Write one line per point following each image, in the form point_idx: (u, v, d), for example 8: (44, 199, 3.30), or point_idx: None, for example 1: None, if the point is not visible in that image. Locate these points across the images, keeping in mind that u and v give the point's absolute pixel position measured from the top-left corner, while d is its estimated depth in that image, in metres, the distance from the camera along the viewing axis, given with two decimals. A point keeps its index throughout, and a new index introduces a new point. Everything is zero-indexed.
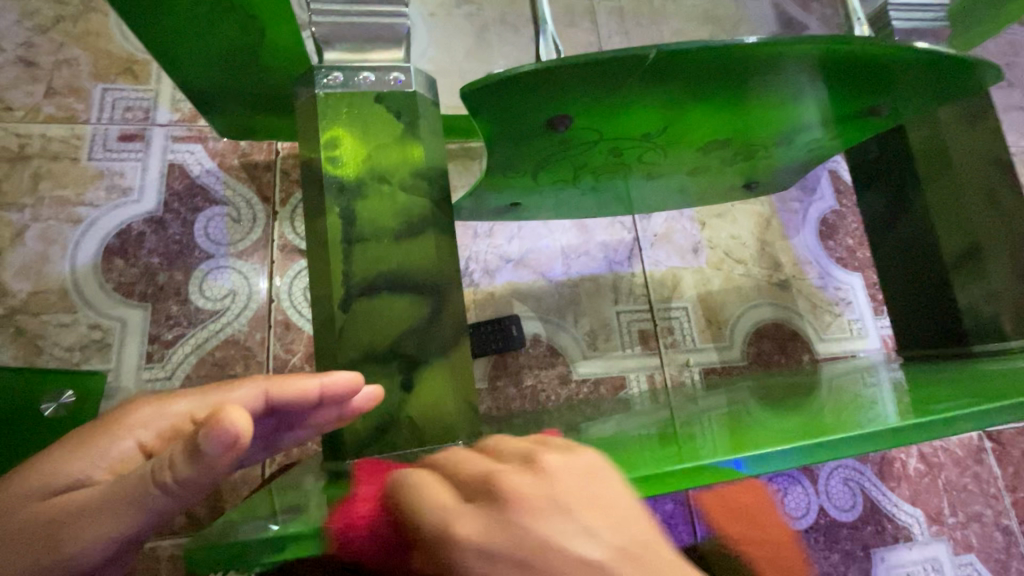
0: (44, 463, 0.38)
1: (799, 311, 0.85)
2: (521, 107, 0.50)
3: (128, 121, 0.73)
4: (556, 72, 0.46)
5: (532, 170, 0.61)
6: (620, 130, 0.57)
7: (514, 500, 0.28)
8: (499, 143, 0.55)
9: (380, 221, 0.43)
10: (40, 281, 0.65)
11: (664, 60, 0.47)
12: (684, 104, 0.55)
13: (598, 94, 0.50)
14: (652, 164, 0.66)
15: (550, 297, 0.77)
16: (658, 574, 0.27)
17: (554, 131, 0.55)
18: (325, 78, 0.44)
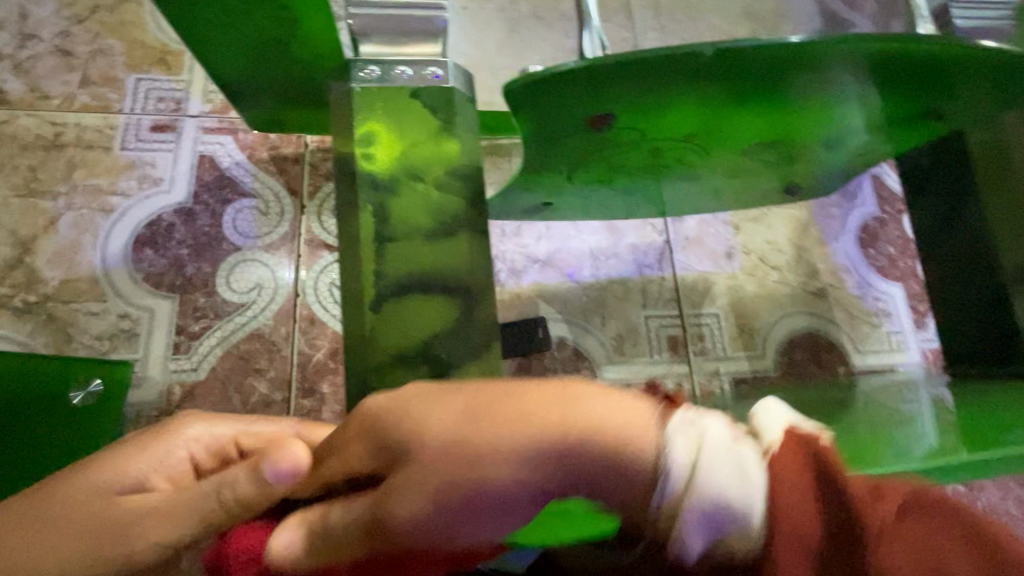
0: (106, 462, 0.42)
1: (835, 321, 0.82)
2: (565, 104, 0.50)
3: (160, 112, 0.73)
4: (601, 68, 0.47)
5: (568, 168, 0.60)
6: (663, 132, 0.56)
7: (422, 400, 0.35)
8: (539, 141, 0.55)
9: (413, 220, 0.42)
10: (71, 270, 0.65)
11: (711, 61, 0.47)
12: (731, 107, 0.54)
13: (644, 93, 0.50)
14: (692, 167, 0.65)
15: (578, 299, 0.76)
16: (479, 433, 0.32)
17: (598, 131, 0.54)
18: (362, 72, 0.44)
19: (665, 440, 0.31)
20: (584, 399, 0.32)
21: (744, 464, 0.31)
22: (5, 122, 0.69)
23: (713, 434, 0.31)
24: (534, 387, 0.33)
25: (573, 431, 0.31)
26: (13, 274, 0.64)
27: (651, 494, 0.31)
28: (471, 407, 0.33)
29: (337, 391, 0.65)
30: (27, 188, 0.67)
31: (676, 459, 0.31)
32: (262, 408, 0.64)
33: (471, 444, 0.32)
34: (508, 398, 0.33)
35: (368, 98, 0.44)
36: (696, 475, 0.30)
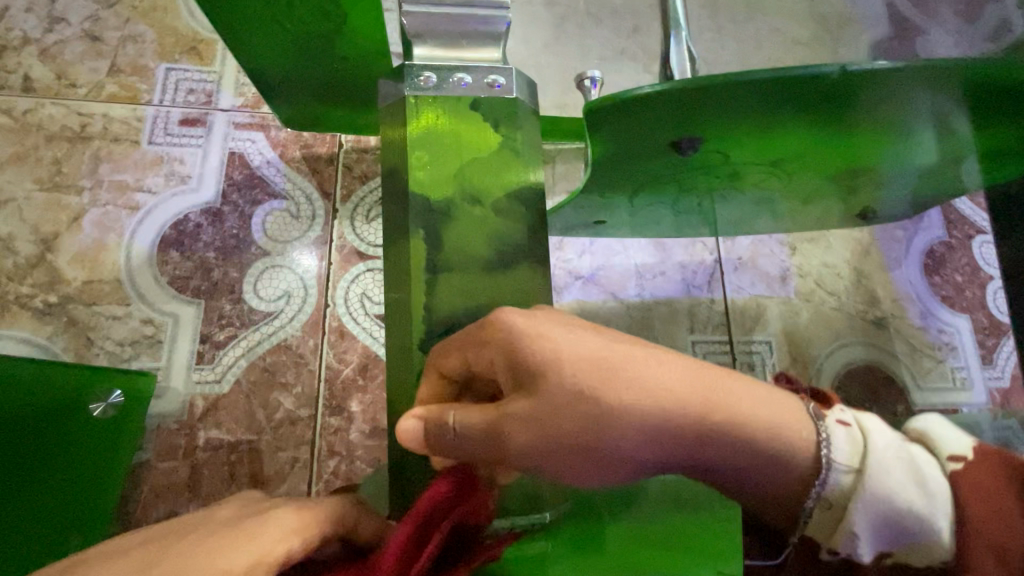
0: (191, 567, 0.31)
1: (895, 353, 0.76)
2: (646, 128, 0.48)
3: (190, 104, 0.69)
4: (686, 93, 0.44)
5: (631, 191, 0.57)
6: (743, 157, 0.53)
7: (566, 329, 0.37)
8: (612, 165, 0.52)
9: (470, 249, 0.42)
10: (94, 270, 0.62)
11: (813, 85, 0.44)
12: (818, 133, 0.50)
13: (736, 117, 0.47)
14: (762, 192, 0.61)
15: (621, 321, 0.71)
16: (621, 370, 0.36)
17: (681, 155, 0.52)
18: (418, 79, 0.43)
19: (824, 432, 0.38)
20: (731, 394, 0.37)
21: (916, 463, 0.37)
22: (30, 111, 0.66)
23: (876, 442, 0.37)
24: (682, 358, 0.38)
25: (730, 409, 0.36)
26: (34, 274, 0.61)
27: (812, 480, 0.37)
28: (626, 352, 0.37)
29: (366, 411, 0.61)
30: (51, 181, 0.64)
31: (840, 454, 0.37)
32: (287, 426, 0.60)
33: (616, 385, 0.35)
34: (661, 363, 0.37)
35: (423, 107, 0.43)
36: (862, 472, 0.36)
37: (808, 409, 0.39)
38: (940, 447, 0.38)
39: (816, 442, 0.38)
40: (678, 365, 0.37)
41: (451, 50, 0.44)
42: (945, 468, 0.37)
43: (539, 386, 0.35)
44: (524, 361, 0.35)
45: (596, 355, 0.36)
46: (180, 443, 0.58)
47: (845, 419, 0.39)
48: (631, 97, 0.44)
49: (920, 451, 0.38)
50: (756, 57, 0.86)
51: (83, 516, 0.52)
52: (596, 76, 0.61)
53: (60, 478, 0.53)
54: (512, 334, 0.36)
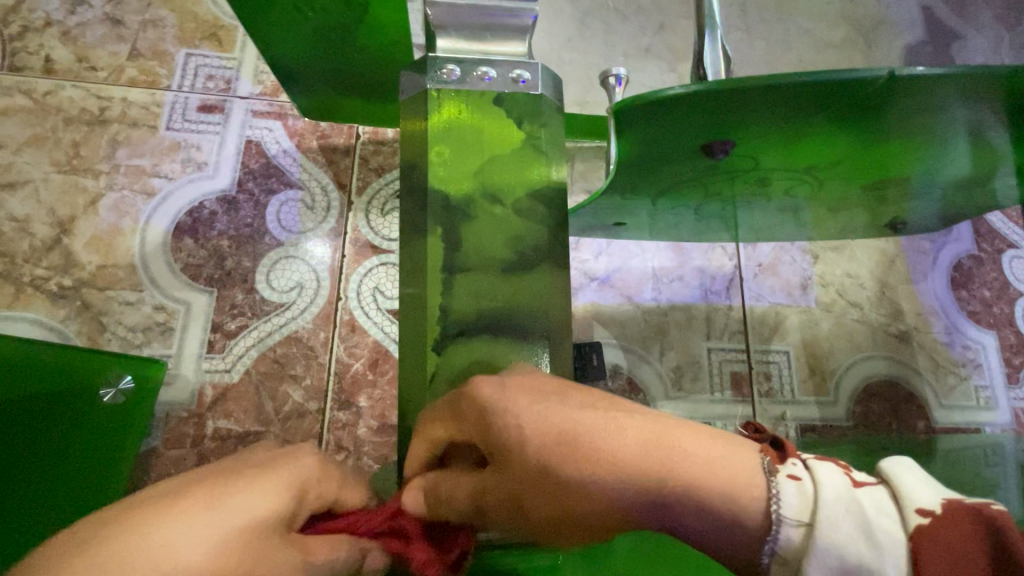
0: (221, 488, 0.33)
1: (918, 369, 0.74)
2: (676, 129, 0.46)
3: (209, 91, 0.69)
4: (718, 96, 0.42)
5: (656, 193, 0.55)
6: (774, 163, 0.52)
7: (532, 400, 0.34)
8: (637, 167, 0.51)
9: (488, 249, 0.41)
10: (108, 255, 0.62)
11: (857, 90, 0.42)
12: (855, 140, 0.49)
13: (773, 121, 0.46)
14: (789, 199, 0.60)
15: (636, 325, 0.70)
16: (580, 453, 0.33)
17: (711, 159, 0.50)
18: (441, 72, 0.42)
19: (773, 486, 0.32)
20: (690, 447, 0.33)
21: (871, 515, 0.30)
22: (50, 93, 0.66)
23: (827, 492, 0.31)
24: (642, 416, 0.35)
25: (676, 470, 0.32)
26: (50, 256, 0.61)
27: (762, 541, 0.32)
28: (586, 423, 0.34)
29: (374, 406, 0.61)
30: (69, 164, 0.64)
31: (789, 511, 0.31)
32: (296, 418, 0.60)
33: (576, 454, 0.33)
34: (620, 430, 0.33)
35: (445, 102, 0.42)
36: (813, 527, 0.30)
37: (763, 461, 0.33)
38: (906, 498, 0.31)
39: (765, 502, 0.32)
40: (632, 427, 0.34)
41: (476, 43, 0.43)
42: (907, 523, 0.30)
43: (501, 456, 0.34)
44: (493, 439, 0.34)
45: (557, 424, 0.34)
46: (189, 432, 0.58)
47: (796, 467, 0.33)
48: (663, 98, 0.43)
49: (880, 497, 0.32)
50: (784, 59, 0.84)
51: (89, 502, 0.52)
52: (622, 74, 0.60)
53: (69, 462, 0.53)
54: (488, 408, 0.34)
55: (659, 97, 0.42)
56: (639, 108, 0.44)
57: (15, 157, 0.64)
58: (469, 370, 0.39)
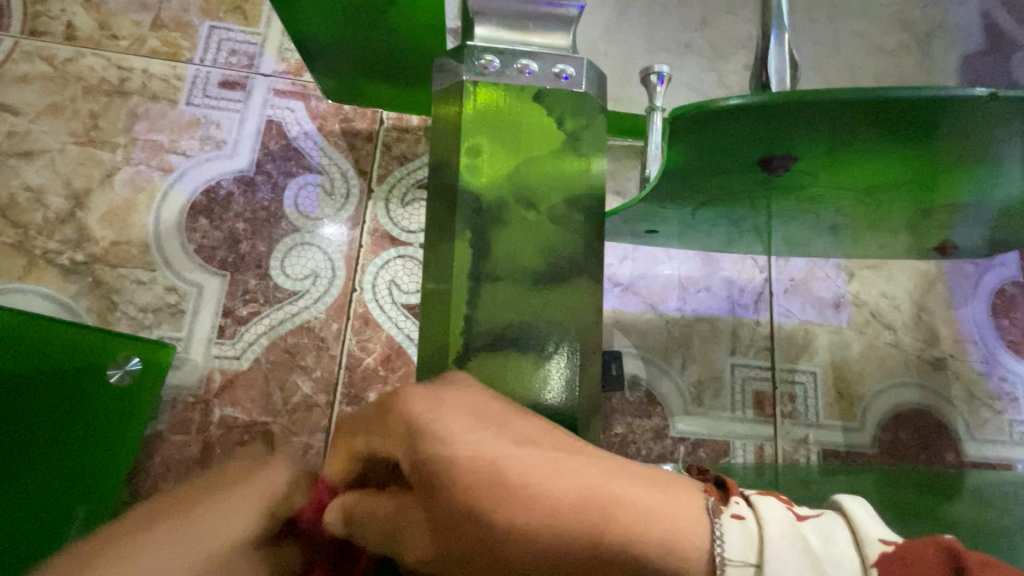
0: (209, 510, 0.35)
1: (950, 399, 0.70)
2: (719, 142, 0.44)
3: (231, 66, 0.66)
4: (760, 112, 0.40)
5: (696, 204, 0.53)
6: (825, 181, 0.49)
7: (470, 427, 0.32)
8: (683, 178, 0.48)
9: (518, 256, 0.38)
10: (122, 231, 0.60)
11: (910, 110, 0.39)
12: (908, 163, 0.46)
13: (826, 141, 0.43)
14: (837, 216, 0.56)
15: (658, 334, 0.67)
16: (509, 485, 0.30)
17: (769, 174, 0.48)
18: (478, 62, 0.39)
19: (717, 530, 0.28)
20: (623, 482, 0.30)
21: (818, 550, 0.27)
22: (71, 60, 0.64)
23: (772, 530, 0.28)
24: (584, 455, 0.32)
25: (607, 518, 0.28)
26: (63, 229, 0.60)
27: None
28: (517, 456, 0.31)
29: None
30: (86, 135, 0.63)
31: (733, 552, 0.27)
32: (303, 411, 0.58)
33: (506, 487, 0.30)
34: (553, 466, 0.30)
35: (481, 96, 0.39)
36: (761, 570, 0.27)
37: (706, 502, 0.29)
38: (862, 530, 0.28)
39: (706, 549, 0.28)
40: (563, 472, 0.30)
41: (518, 33, 0.40)
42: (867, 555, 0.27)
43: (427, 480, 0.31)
44: (420, 463, 0.31)
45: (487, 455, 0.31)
46: (195, 418, 0.57)
47: (738, 505, 0.29)
48: (715, 110, 0.40)
49: (828, 529, 0.29)
50: (831, 63, 0.79)
51: (92, 485, 0.51)
52: (664, 71, 0.56)
53: (73, 446, 0.52)
54: (415, 425, 0.32)
55: (712, 108, 0.40)
56: (685, 120, 0.41)
57: (32, 125, 0.62)
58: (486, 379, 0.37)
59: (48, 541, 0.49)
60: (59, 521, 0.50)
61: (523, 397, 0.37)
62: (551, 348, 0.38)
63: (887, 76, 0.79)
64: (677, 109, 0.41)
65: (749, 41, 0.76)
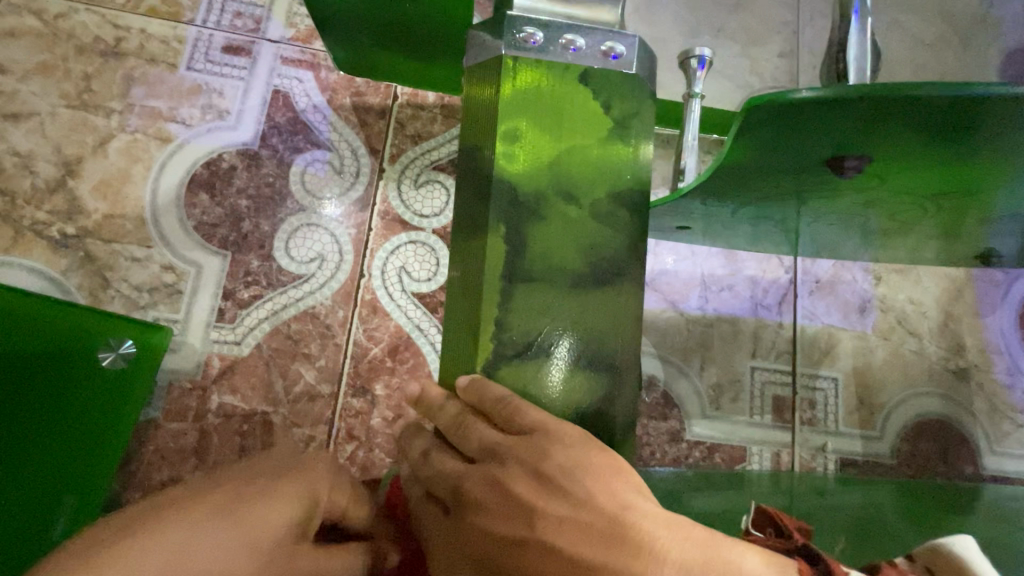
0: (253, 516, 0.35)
1: (972, 410, 0.68)
2: (791, 138, 0.40)
3: (236, 30, 0.62)
4: (845, 108, 0.36)
5: (743, 201, 0.49)
6: (886, 185, 0.45)
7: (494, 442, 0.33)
8: (734, 173, 0.44)
9: (555, 254, 0.35)
10: (117, 204, 0.57)
11: (1005, 112, 0.35)
12: (980, 171, 0.42)
13: (909, 142, 0.39)
14: (886, 221, 0.53)
15: (678, 334, 0.64)
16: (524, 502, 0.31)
17: (835, 174, 0.44)
18: (518, 35, 0.35)
19: None
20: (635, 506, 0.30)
21: None
22: (62, 16, 0.60)
23: None
24: (644, 525, 0.29)
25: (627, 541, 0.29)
26: (53, 199, 0.56)
27: None
28: (539, 479, 0.31)
29: (391, 396, 0.56)
30: (78, 98, 0.58)
31: None
32: (306, 401, 0.55)
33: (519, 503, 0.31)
34: (577, 478, 0.31)
35: (519, 72, 0.36)
36: None
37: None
38: None
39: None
40: (600, 556, 0.29)
41: (562, 6, 0.36)
42: None
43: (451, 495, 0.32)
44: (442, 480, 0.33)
45: (521, 530, 0.30)
46: (193, 405, 0.54)
47: None
48: (787, 103, 0.36)
49: None
50: None
51: (83, 473, 0.49)
52: (705, 55, 0.52)
53: (65, 430, 0.49)
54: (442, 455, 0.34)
55: (786, 101, 0.36)
56: (760, 112, 0.37)
57: (20, 85, 0.58)
58: (492, 413, 0.33)
59: (34, 534, 0.47)
60: (46, 512, 0.48)
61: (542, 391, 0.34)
62: (563, 341, 0.35)
63: (927, 70, 0.75)
64: (754, 98, 0.37)
65: (785, 26, 0.71)
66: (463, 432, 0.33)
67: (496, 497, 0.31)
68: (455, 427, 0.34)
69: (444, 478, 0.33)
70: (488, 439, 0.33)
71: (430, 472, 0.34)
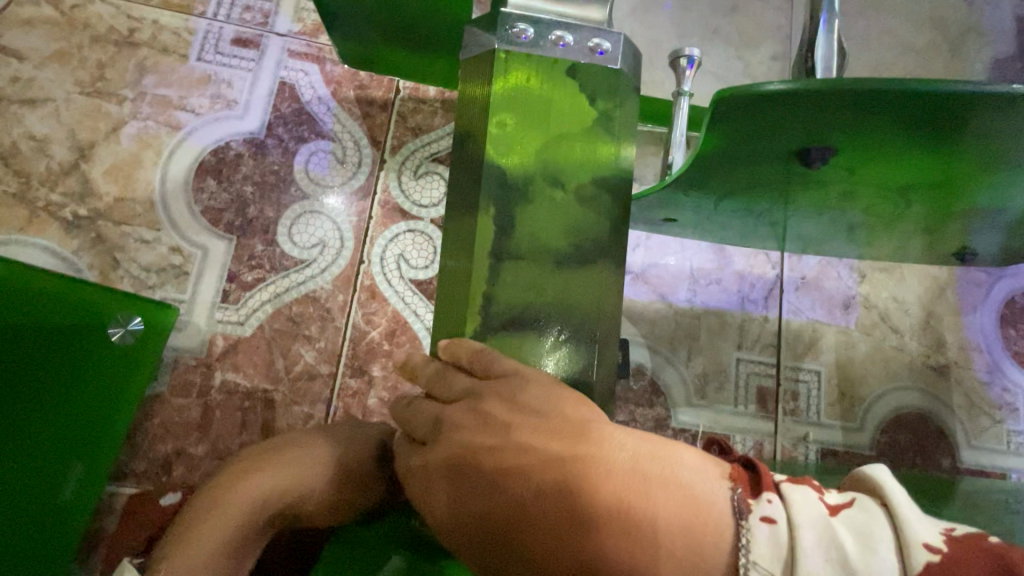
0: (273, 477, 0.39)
1: (951, 405, 0.70)
2: (764, 128, 0.42)
3: (245, 23, 0.64)
4: (811, 100, 0.38)
5: (724, 192, 0.51)
6: (857, 178, 0.47)
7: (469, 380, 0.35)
8: (713, 165, 0.47)
9: (544, 237, 0.38)
10: (127, 187, 0.59)
11: (964, 104, 0.37)
12: (945, 165, 0.44)
13: (881, 133, 0.41)
14: (861, 217, 0.55)
15: (666, 325, 0.67)
16: (496, 420, 0.33)
17: (806, 166, 0.46)
18: (512, 31, 0.38)
19: (744, 535, 0.27)
20: (601, 424, 0.32)
21: (854, 554, 0.26)
22: (78, 6, 0.62)
23: (801, 532, 0.27)
24: (605, 428, 0.32)
25: (595, 447, 0.31)
26: (66, 181, 0.58)
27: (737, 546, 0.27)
28: (513, 404, 0.33)
29: (387, 377, 0.59)
30: (92, 85, 0.61)
31: (761, 559, 0.27)
32: (306, 379, 0.58)
33: (493, 426, 0.32)
34: (547, 399, 0.33)
35: (513, 66, 0.38)
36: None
37: (733, 494, 0.29)
38: (907, 529, 0.27)
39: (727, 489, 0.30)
40: (565, 452, 0.31)
41: (553, 5, 0.39)
42: (912, 562, 0.26)
43: (434, 428, 0.34)
44: (424, 418, 0.35)
45: (495, 439, 0.32)
46: (196, 381, 0.56)
47: (770, 505, 0.28)
48: (760, 94, 0.38)
49: (858, 519, 0.28)
50: (860, 58, 0.77)
51: (93, 442, 0.51)
52: (695, 55, 0.55)
53: (72, 401, 0.51)
54: (424, 397, 0.37)
55: (756, 93, 0.38)
56: (733, 103, 0.39)
57: (37, 72, 0.60)
58: (467, 363, 0.36)
59: (43, 500, 0.49)
60: (53, 479, 0.50)
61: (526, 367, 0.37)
62: (547, 311, 0.37)
63: (915, 75, 0.77)
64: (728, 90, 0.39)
65: (777, 30, 0.74)
66: (440, 391, 0.36)
67: (470, 419, 0.33)
68: (438, 394, 0.36)
69: (422, 416, 0.36)
70: (466, 386, 0.35)
71: (408, 412, 0.36)
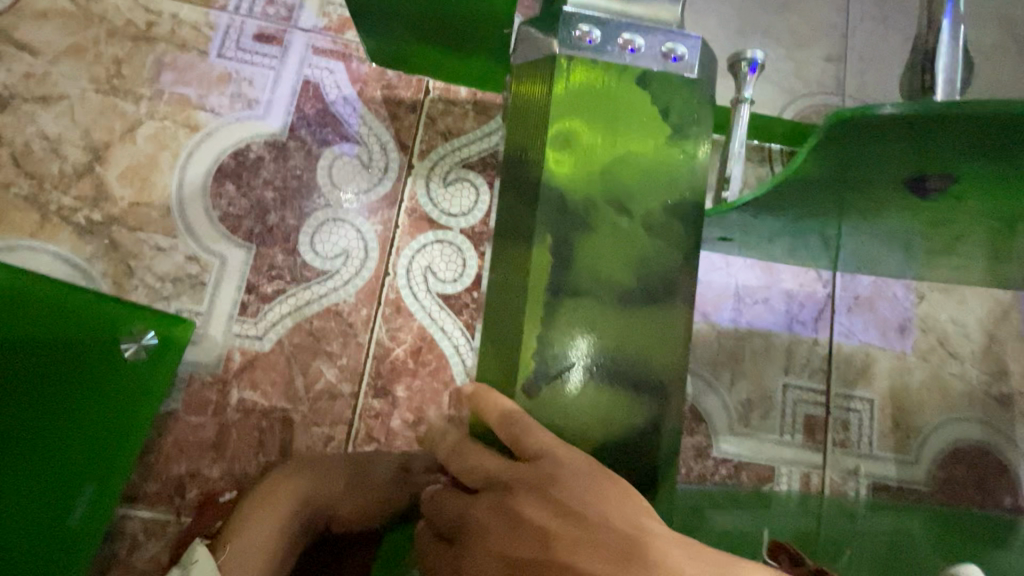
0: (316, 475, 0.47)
1: (1013, 438, 0.65)
2: (877, 153, 0.37)
3: (268, 17, 0.61)
4: (945, 129, 0.33)
5: (807, 211, 0.47)
6: (974, 208, 0.42)
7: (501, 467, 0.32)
8: (804, 185, 0.42)
9: (600, 266, 0.34)
10: (143, 191, 0.56)
11: None
12: None
13: (1003, 167, 0.36)
14: (963, 242, 0.50)
15: (708, 346, 0.62)
16: (536, 529, 0.30)
17: (915, 194, 0.41)
18: (573, 34, 0.34)
19: None
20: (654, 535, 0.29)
21: None
22: None
23: None
24: (661, 543, 0.29)
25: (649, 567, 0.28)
26: (80, 184, 0.55)
27: None
28: (553, 508, 0.30)
29: (412, 398, 0.55)
30: (108, 83, 0.57)
31: None
32: (326, 400, 0.54)
33: (533, 535, 0.30)
34: (590, 503, 0.30)
35: (573, 72, 0.34)
36: None
37: None
38: None
39: None
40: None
41: (618, 3, 0.35)
42: None
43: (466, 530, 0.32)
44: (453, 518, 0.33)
45: (535, 551, 0.30)
46: (212, 399, 0.53)
47: None
48: (873, 118, 0.34)
49: None
50: None
51: (105, 461, 0.48)
52: (757, 58, 0.50)
53: (81, 419, 0.48)
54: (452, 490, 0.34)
55: (880, 117, 0.33)
56: (849, 127, 0.34)
57: (51, 68, 0.57)
58: (500, 430, 0.32)
59: (49, 524, 0.46)
60: (62, 502, 0.47)
61: (579, 410, 0.33)
62: (591, 353, 0.34)
63: (982, 79, 0.71)
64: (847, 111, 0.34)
65: (833, 29, 0.68)
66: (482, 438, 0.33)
67: (504, 519, 0.31)
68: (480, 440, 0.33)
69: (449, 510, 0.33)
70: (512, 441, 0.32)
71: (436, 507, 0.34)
